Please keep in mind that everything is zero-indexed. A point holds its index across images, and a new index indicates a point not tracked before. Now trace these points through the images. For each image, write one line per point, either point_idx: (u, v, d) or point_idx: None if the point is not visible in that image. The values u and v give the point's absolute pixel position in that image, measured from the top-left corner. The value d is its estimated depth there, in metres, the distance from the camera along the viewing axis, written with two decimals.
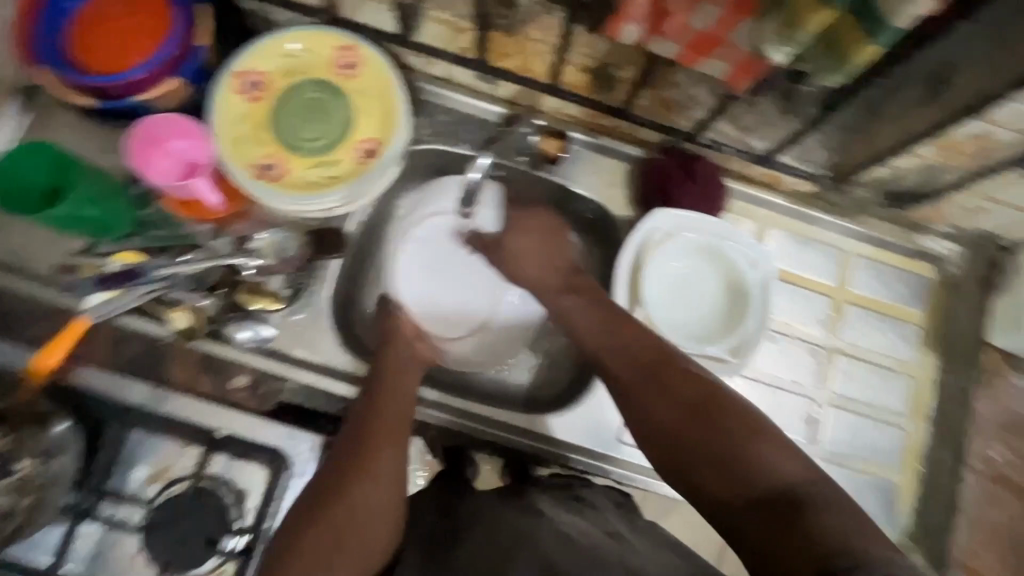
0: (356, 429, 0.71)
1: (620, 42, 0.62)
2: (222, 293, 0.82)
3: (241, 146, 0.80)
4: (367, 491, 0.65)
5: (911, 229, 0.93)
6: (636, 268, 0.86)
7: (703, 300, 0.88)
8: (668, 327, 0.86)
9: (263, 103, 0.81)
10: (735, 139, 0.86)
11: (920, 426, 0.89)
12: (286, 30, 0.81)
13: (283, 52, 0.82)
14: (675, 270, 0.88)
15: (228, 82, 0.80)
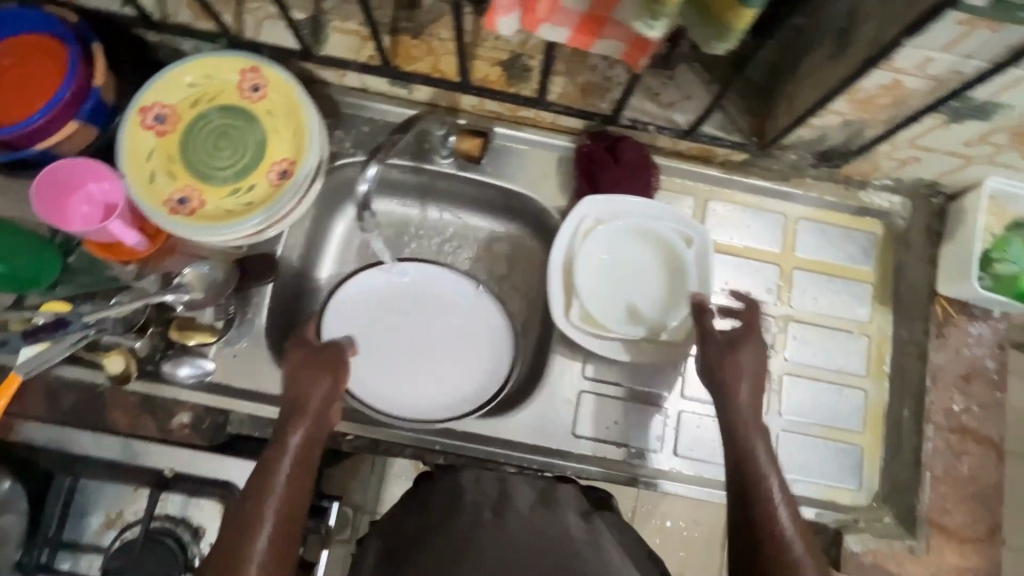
0: (250, 499, 0.67)
1: (504, 30, 0.59)
2: (152, 332, 0.82)
3: (154, 183, 0.78)
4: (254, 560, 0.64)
5: (851, 186, 0.91)
6: (570, 259, 0.85)
7: (643, 284, 0.86)
8: (606, 315, 0.85)
9: (172, 136, 0.80)
10: (657, 116, 0.84)
11: (879, 385, 0.88)
12: (185, 60, 0.80)
13: (186, 83, 0.81)
14: (608, 256, 0.87)
15: (134, 119, 0.79)
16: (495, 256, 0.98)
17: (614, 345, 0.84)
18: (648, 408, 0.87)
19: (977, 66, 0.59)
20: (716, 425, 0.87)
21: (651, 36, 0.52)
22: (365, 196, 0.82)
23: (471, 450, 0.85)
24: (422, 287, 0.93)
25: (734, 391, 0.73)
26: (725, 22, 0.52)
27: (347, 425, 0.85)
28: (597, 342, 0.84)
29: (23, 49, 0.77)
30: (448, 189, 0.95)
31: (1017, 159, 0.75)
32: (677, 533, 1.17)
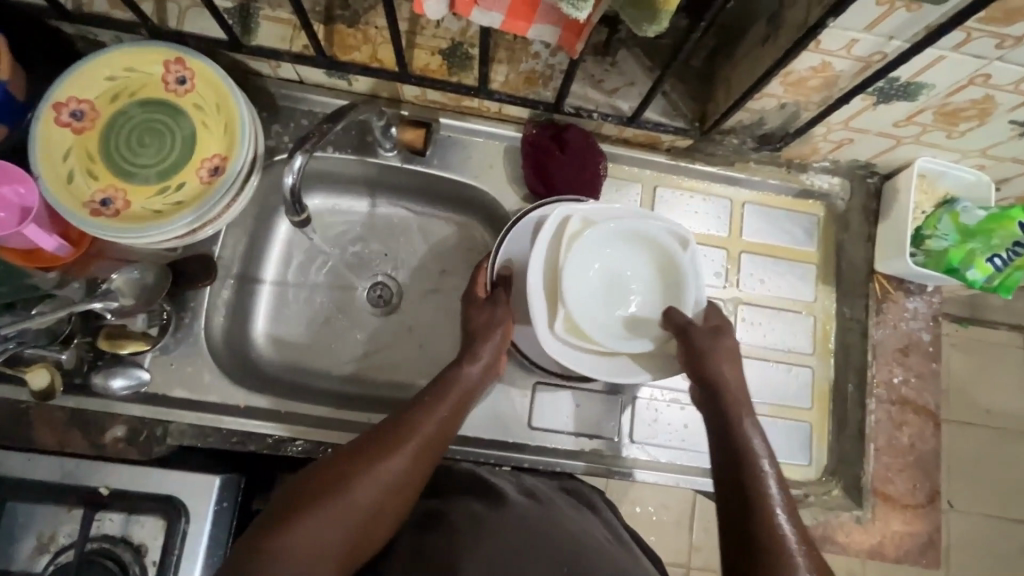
0: (409, 419, 0.72)
1: (432, 14, 0.59)
2: (79, 343, 0.77)
3: (72, 183, 0.74)
4: (379, 473, 0.66)
5: (793, 168, 0.93)
6: (552, 261, 0.82)
7: (633, 292, 0.83)
8: (590, 324, 0.81)
9: (91, 133, 0.76)
10: (601, 103, 0.84)
11: (825, 362, 0.91)
12: (101, 52, 0.75)
13: (105, 77, 0.76)
14: (598, 264, 0.84)
15: (48, 115, 0.74)
16: (448, 251, 0.96)
17: (600, 367, 0.82)
18: (604, 396, 0.88)
19: (899, 47, 0.61)
20: (671, 409, 0.88)
21: (578, 17, 0.52)
22: (294, 190, 0.76)
23: None
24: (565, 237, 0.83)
25: (740, 440, 0.71)
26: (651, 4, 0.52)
27: (296, 432, 0.82)
28: (574, 357, 0.82)
29: None
30: (396, 183, 0.93)
31: (941, 138, 0.78)
32: (647, 520, 1.19)
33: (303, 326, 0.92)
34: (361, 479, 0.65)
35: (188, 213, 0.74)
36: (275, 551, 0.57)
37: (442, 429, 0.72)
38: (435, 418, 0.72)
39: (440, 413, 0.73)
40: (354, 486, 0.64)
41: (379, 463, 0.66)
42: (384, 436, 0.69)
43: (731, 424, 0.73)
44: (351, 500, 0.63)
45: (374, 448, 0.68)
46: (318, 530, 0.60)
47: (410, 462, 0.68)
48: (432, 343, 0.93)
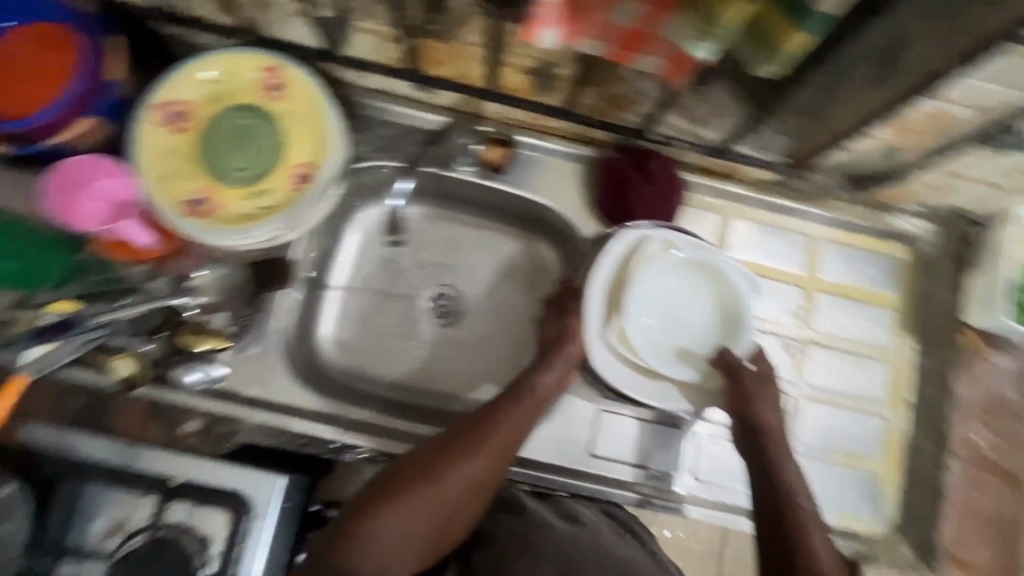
0: (484, 423, 0.73)
1: (543, 44, 0.58)
2: (165, 335, 0.79)
3: (168, 182, 0.76)
4: (454, 476, 0.69)
5: (880, 209, 0.89)
6: (620, 276, 0.81)
7: (693, 324, 0.83)
8: (646, 345, 0.80)
9: (188, 134, 0.78)
10: (687, 132, 0.83)
11: (899, 413, 0.88)
12: (202, 55, 0.77)
13: (203, 79, 0.78)
14: (664, 288, 0.83)
15: (149, 115, 0.76)
16: (514, 268, 0.96)
17: (646, 389, 0.80)
18: (667, 428, 0.87)
19: None
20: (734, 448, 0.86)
21: (707, 57, 0.56)
22: None
23: None
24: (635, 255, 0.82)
25: (782, 479, 0.71)
26: (779, 43, 0.54)
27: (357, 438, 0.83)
28: (622, 374, 0.80)
29: (31, 40, 0.73)
30: (469, 197, 0.94)
31: None
32: None
33: (368, 332, 0.93)
34: (439, 483, 0.68)
35: (280, 219, 0.77)
36: (365, 542, 0.65)
37: (514, 433, 0.73)
38: (508, 423, 0.74)
39: (512, 419, 0.74)
40: (430, 490, 0.68)
41: (454, 469, 0.69)
42: (457, 442, 0.71)
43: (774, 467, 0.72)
44: (439, 497, 0.68)
45: (449, 451, 0.70)
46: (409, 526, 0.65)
47: (483, 469, 0.71)
48: (492, 359, 0.94)
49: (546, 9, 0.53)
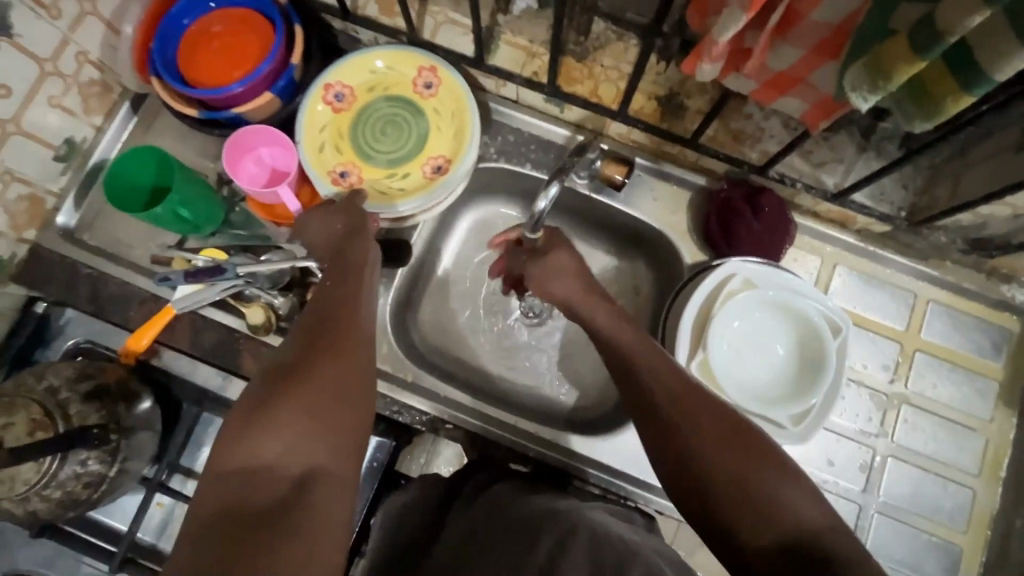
0: (320, 316, 0.65)
1: (702, 76, 0.60)
2: (294, 292, 0.88)
3: (322, 153, 0.86)
4: (325, 372, 0.59)
5: (994, 278, 0.88)
6: (705, 308, 0.81)
7: (771, 360, 0.82)
8: (728, 378, 0.80)
9: (345, 114, 0.87)
10: (805, 174, 0.85)
11: (990, 488, 0.85)
12: (375, 47, 0.86)
13: (369, 69, 0.88)
14: (742, 323, 0.82)
15: (318, 92, 0.86)
16: (606, 281, 1.00)
17: None
18: None
19: None
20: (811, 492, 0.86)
21: (861, 108, 0.52)
22: (541, 214, 0.76)
23: (568, 466, 0.87)
24: (721, 292, 0.81)
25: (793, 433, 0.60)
26: (939, 106, 0.51)
27: (445, 415, 0.88)
28: None
29: (237, 23, 0.85)
30: (575, 207, 0.98)
31: None
32: None
33: (461, 319, 0.99)
34: (319, 374, 0.58)
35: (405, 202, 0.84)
36: (251, 448, 0.52)
37: (339, 311, 0.65)
38: (331, 304, 0.66)
39: (344, 301, 0.67)
40: (318, 371, 0.58)
41: (318, 368, 0.59)
42: (307, 342, 0.61)
43: (661, 412, 0.61)
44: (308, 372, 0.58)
45: (315, 352, 0.60)
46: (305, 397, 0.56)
47: (350, 363, 0.61)
48: (574, 364, 0.98)
49: (713, 48, 0.56)
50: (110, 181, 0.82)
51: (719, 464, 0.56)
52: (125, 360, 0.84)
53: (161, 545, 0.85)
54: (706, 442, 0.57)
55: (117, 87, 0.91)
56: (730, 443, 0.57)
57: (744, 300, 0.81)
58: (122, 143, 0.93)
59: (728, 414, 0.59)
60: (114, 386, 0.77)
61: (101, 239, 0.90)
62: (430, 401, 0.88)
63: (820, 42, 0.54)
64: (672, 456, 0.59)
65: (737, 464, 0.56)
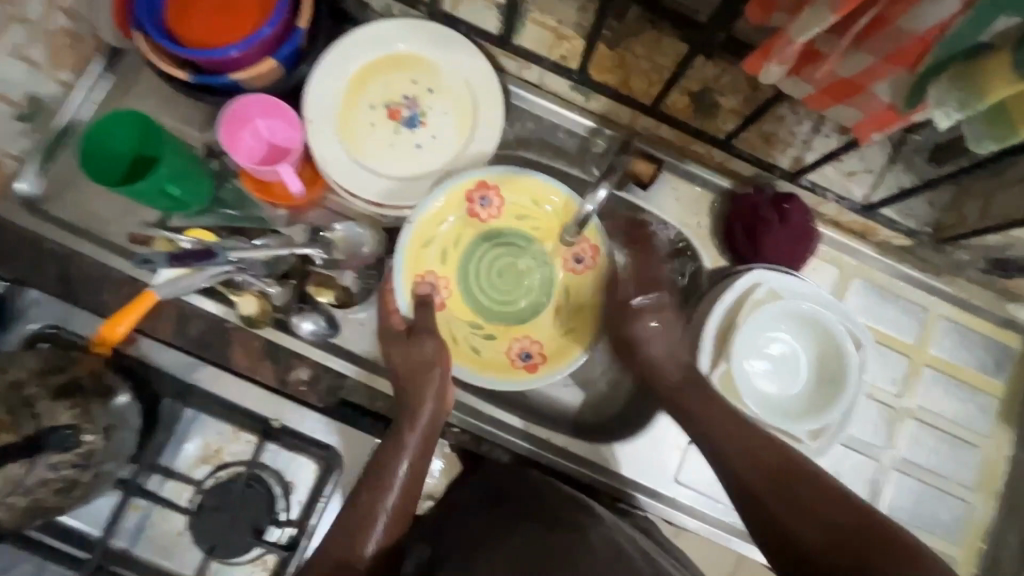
0: (386, 449, 0.73)
1: (765, 78, 0.57)
2: (293, 282, 0.81)
3: (424, 252, 0.82)
4: (383, 511, 0.69)
5: (1003, 296, 0.89)
6: (728, 318, 0.79)
7: (791, 370, 0.81)
8: (747, 391, 0.78)
9: (472, 224, 0.84)
10: (835, 183, 0.83)
11: (986, 502, 0.87)
12: (557, 184, 0.82)
13: (532, 198, 0.83)
14: (766, 331, 0.81)
15: (467, 184, 0.81)
16: None
17: None
18: None
19: None
20: None
21: (941, 126, 0.50)
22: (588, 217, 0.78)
23: (575, 472, 0.84)
24: (745, 300, 0.79)
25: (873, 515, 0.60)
26: (1015, 129, 0.49)
27: (453, 418, 0.84)
28: None
29: None
30: None
31: None
32: None
33: None
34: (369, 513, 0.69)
35: (467, 371, 0.82)
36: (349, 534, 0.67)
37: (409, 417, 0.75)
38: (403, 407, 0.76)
39: (404, 442, 0.73)
40: (371, 526, 0.68)
41: (373, 513, 0.69)
42: (366, 477, 0.71)
43: (760, 496, 0.66)
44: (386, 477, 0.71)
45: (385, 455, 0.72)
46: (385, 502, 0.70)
47: (400, 498, 0.71)
48: None
49: (787, 48, 0.52)
50: (83, 146, 0.72)
51: (829, 538, 0.59)
52: (98, 351, 0.73)
53: (136, 551, 0.79)
54: (817, 523, 0.61)
55: (89, 38, 0.80)
56: (838, 524, 0.60)
57: (774, 309, 0.79)
58: (94, 103, 0.82)
59: (847, 503, 0.61)
60: (87, 380, 0.69)
61: (70, 211, 0.80)
62: (462, 413, 0.84)
63: (898, 50, 0.50)
64: (779, 535, 0.63)
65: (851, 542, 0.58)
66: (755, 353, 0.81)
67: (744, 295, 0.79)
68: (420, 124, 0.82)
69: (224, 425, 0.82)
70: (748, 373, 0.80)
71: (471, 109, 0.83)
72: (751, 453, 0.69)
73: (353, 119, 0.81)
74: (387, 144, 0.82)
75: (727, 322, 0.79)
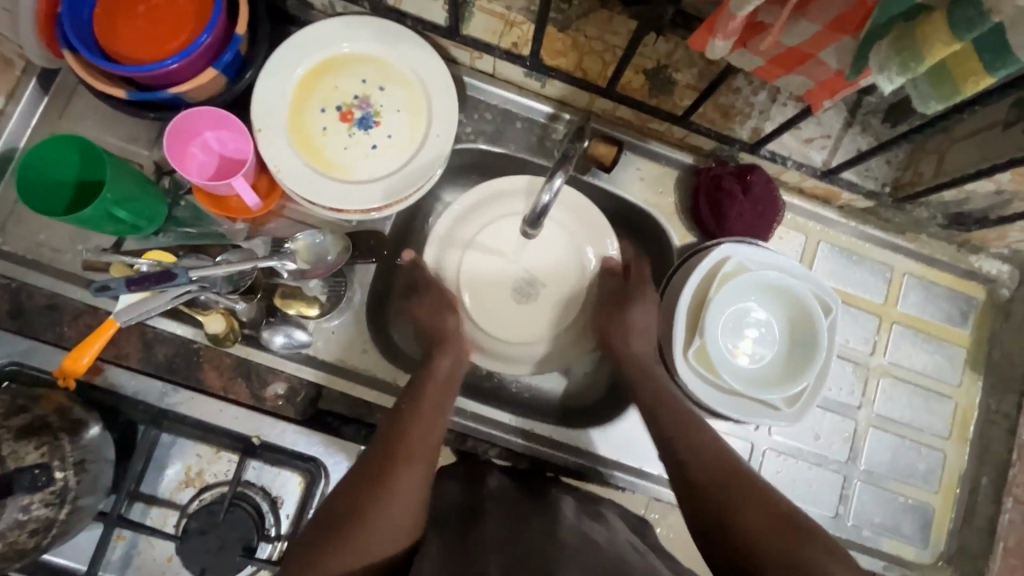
0: (396, 429, 0.69)
1: (711, 53, 0.56)
2: (259, 296, 0.80)
3: None
4: (402, 494, 0.64)
5: (964, 249, 0.91)
6: (700, 294, 0.80)
7: (766, 342, 0.82)
8: (723, 364, 0.79)
9: None
10: (794, 152, 0.83)
11: (960, 449, 0.89)
12: None
13: None
14: (738, 305, 0.82)
15: None
16: None
17: (727, 401, 0.78)
18: (739, 442, 0.87)
19: None
20: (798, 467, 0.87)
21: (884, 91, 0.50)
22: (545, 207, 0.77)
23: (562, 460, 0.85)
24: (716, 276, 0.79)
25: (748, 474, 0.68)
26: (961, 87, 0.49)
27: None
28: (704, 389, 0.78)
29: None
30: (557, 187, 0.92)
31: None
32: None
33: None
34: (379, 503, 0.63)
35: None
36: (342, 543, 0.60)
37: (415, 424, 0.70)
38: (409, 416, 0.71)
39: (413, 443, 0.68)
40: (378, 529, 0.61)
41: (395, 491, 0.64)
42: (376, 463, 0.66)
43: (686, 460, 0.70)
44: (401, 486, 0.65)
45: (394, 456, 0.67)
46: (394, 513, 0.63)
47: (410, 496, 0.65)
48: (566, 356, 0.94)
49: (729, 23, 0.51)
50: (21, 176, 0.69)
51: (746, 525, 0.62)
52: (63, 383, 0.72)
53: None
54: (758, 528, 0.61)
55: (18, 62, 0.76)
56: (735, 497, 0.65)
57: (752, 280, 0.80)
58: (31, 130, 0.79)
59: (778, 522, 0.61)
60: (52, 418, 0.67)
61: (21, 243, 0.77)
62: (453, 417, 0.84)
63: (838, 16, 0.50)
64: (691, 484, 0.68)
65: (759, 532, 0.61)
66: (729, 328, 0.81)
67: (710, 270, 0.79)
68: (373, 123, 0.80)
69: (202, 447, 0.81)
70: (724, 344, 0.81)
71: (425, 104, 0.80)
72: (707, 457, 0.69)
73: (304, 126, 0.78)
74: (342, 147, 0.79)
75: (695, 295, 0.79)
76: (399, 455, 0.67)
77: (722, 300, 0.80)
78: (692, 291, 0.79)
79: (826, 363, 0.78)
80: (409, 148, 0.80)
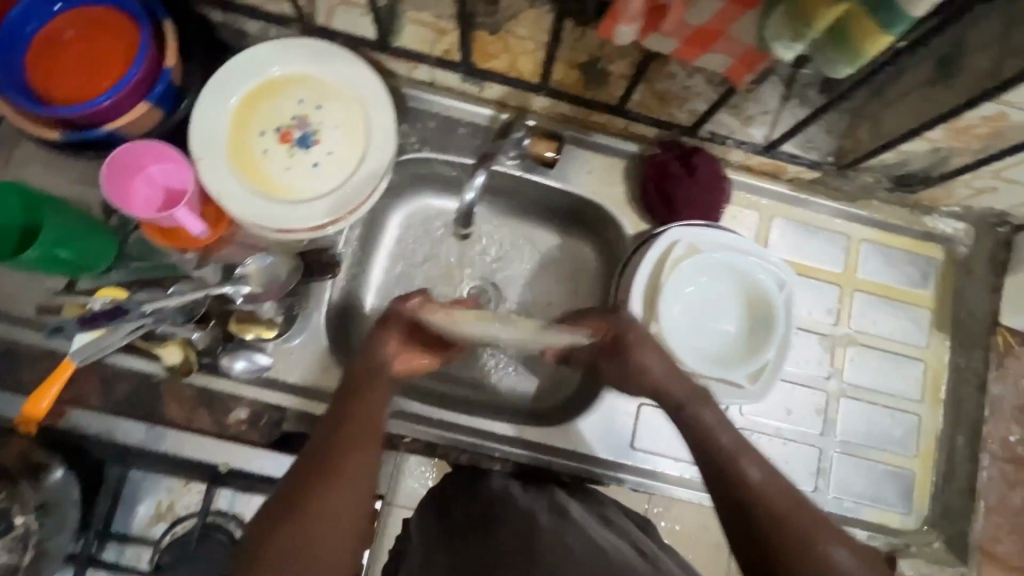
0: (337, 418, 0.65)
1: (620, 40, 0.57)
2: (213, 324, 0.79)
3: None
4: (343, 489, 0.60)
5: (918, 210, 0.91)
6: (653, 279, 0.80)
7: (726, 321, 0.82)
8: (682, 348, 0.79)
9: None
10: (734, 130, 0.84)
11: (934, 410, 0.89)
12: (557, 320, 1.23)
13: None
14: (694, 288, 0.82)
15: None
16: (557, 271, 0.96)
17: None
18: None
19: None
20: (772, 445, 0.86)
21: (786, 58, 0.51)
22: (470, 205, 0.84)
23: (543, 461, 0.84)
24: (667, 259, 0.79)
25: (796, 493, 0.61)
26: (861, 47, 0.50)
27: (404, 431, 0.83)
28: None
29: (93, 25, 0.73)
30: (508, 189, 0.92)
31: None
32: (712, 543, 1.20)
33: None
34: (319, 501, 0.58)
35: None
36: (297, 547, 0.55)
37: (358, 414, 0.65)
38: (351, 407, 0.65)
39: (355, 428, 0.64)
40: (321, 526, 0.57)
41: (337, 485, 0.59)
42: (320, 455, 0.61)
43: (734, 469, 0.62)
44: (346, 476, 0.60)
45: (333, 445, 0.62)
46: (332, 506, 0.58)
47: (356, 488, 0.60)
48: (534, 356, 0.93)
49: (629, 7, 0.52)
50: None
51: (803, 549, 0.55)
52: (24, 428, 0.71)
53: None
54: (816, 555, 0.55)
55: None
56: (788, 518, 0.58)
57: (706, 261, 0.81)
58: None
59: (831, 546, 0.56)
60: (11, 464, 0.67)
61: None
62: (422, 425, 0.83)
63: None
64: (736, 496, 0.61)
65: (798, 528, 0.57)
66: (689, 312, 0.82)
67: (660, 254, 0.79)
68: (313, 141, 0.81)
69: (173, 480, 0.80)
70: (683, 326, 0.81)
71: (362, 117, 0.81)
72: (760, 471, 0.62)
73: (243, 151, 0.79)
74: (283, 167, 0.80)
75: (647, 281, 0.80)
76: (341, 446, 0.62)
77: (675, 285, 0.81)
78: (644, 278, 0.79)
79: (782, 331, 0.79)
80: (350, 162, 0.80)
